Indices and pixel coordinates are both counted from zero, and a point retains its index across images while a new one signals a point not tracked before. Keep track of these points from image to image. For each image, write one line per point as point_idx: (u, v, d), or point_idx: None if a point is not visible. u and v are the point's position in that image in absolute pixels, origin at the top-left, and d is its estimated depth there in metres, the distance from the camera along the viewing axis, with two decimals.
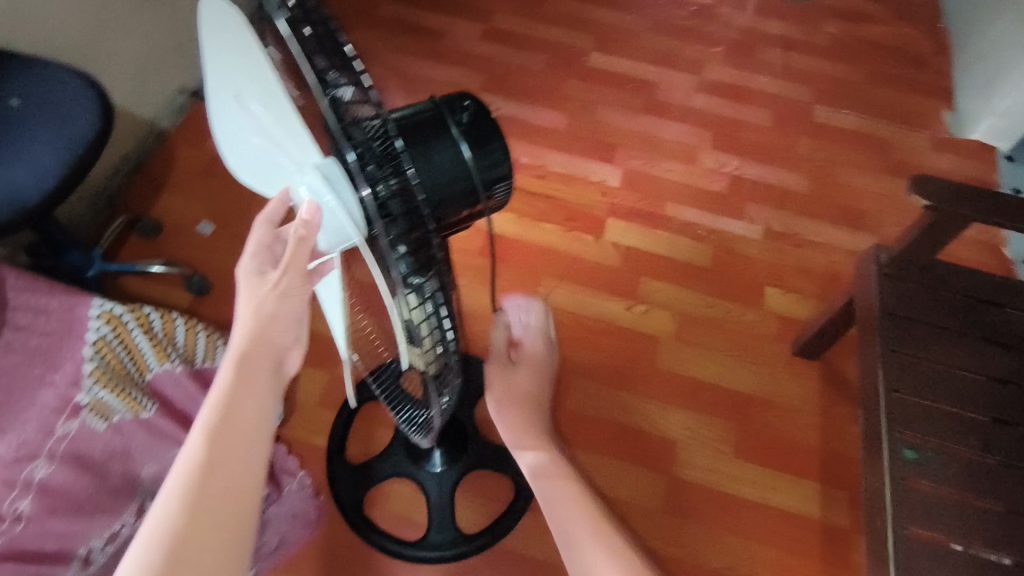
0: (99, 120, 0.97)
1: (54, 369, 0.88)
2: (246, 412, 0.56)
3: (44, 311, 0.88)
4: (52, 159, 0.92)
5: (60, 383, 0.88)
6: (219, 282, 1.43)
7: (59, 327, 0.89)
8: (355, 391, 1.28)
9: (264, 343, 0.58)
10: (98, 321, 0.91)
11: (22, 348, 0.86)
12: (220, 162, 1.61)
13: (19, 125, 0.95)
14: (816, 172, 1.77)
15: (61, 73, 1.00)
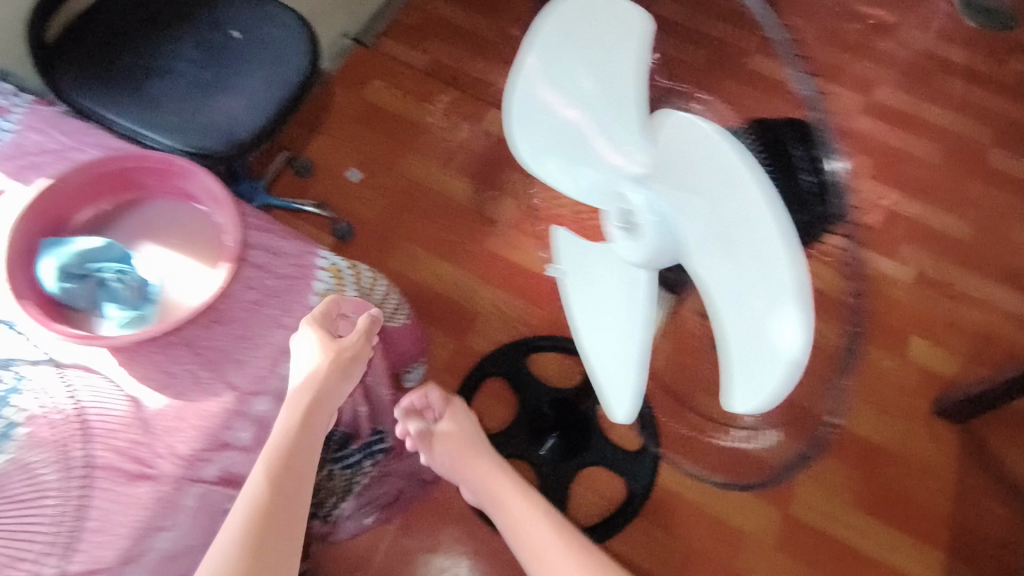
0: (309, 67, 0.97)
1: (286, 309, 0.66)
2: (303, 464, 0.58)
3: (279, 251, 0.69)
4: (264, 100, 0.93)
5: (293, 325, 0.66)
6: (361, 230, 1.46)
7: (291, 271, 0.68)
8: (480, 363, 1.30)
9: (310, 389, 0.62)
10: (326, 269, 0.70)
11: (262, 288, 0.65)
12: (374, 110, 1.62)
13: (236, 57, 0.96)
14: (983, 222, 1.64)
15: (279, 11, 0.99)
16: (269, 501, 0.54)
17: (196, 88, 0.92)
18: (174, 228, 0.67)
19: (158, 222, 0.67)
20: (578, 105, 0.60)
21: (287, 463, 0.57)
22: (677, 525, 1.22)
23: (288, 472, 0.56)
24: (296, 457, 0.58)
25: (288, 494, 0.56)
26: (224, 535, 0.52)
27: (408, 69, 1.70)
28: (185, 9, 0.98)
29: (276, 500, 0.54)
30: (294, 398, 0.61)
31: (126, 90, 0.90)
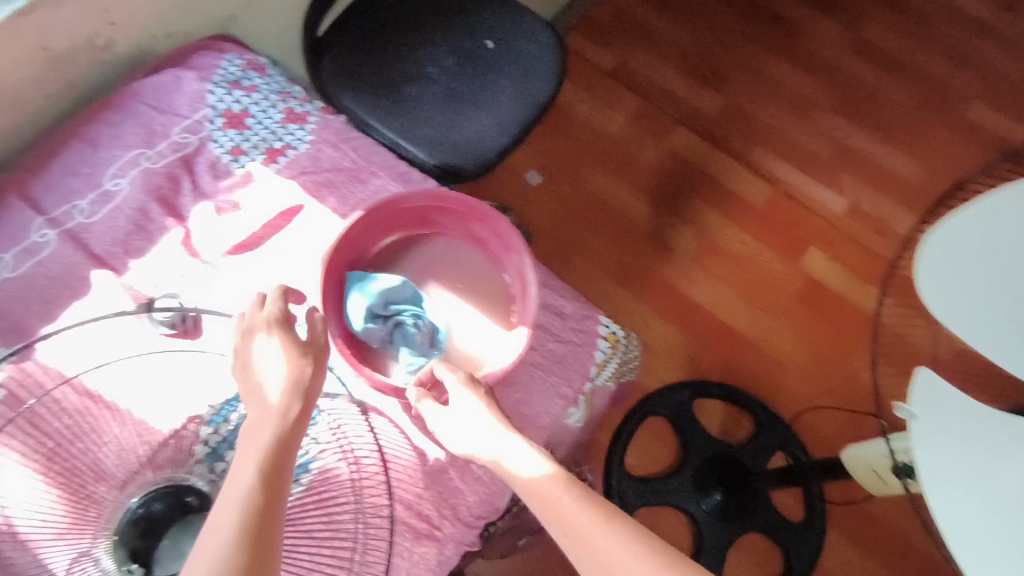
0: (556, 83, 0.92)
1: (568, 379, 0.63)
2: (266, 457, 0.43)
3: (560, 311, 0.66)
4: (512, 118, 0.89)
5: (571, 395, 0.63)
6: (536, 239, 1.41)
7: (573, 337, 0.65)
8: (645, 400, 1.25)
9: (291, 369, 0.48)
10: (605, 338, 0.66)
11: (551, 355, 0.63)
12: (559, 110, 1.55)
13: (488, 69, 0.91)
14: None
15: (534, 25, 0.94)
16: (259, 499, 0.40)
17: (449, 101, 0.88)
18: (466, 271, 0.65)
19: (452, 261, 0.65)
20: None
21: (274, 456, 0.43)
22: None
23: (275, 461, 0.43)
24: (280, 440, 0.44)
25: (281, 487, 0.42)
26: (201, 544, 0.38)
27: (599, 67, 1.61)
28: (442, 11, 0.94)
29: (263, 497, 0.40)
30: (258, 378, 0.48)
31: (384, 94, 0.87)
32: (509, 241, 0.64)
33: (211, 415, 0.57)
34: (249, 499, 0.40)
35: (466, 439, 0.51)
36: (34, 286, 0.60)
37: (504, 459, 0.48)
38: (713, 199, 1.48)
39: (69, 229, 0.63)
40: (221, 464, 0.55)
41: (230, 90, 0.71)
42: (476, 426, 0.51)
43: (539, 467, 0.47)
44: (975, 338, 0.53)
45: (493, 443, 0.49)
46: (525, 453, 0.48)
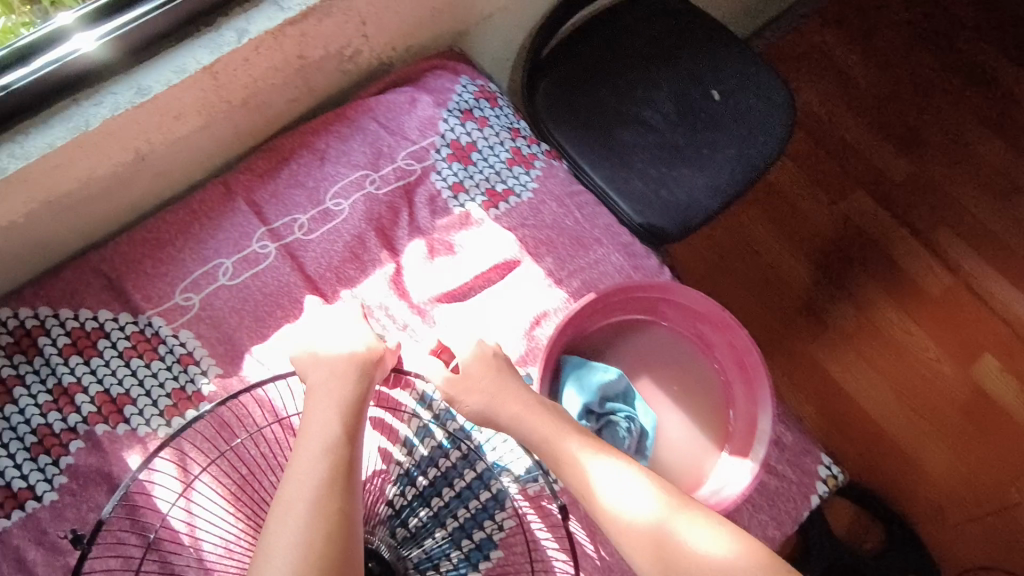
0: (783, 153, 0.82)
1: (777, 519, 0.57)
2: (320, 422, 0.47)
3: (779, 439, 0.59)
4: (729, 184, 0.79)
5: (778, 538, 0.57)
6: None
7: (790, 472, 0.58)
8: None
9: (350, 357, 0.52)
10: (823, 481, 0.59)
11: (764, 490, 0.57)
12: None
13: (710, 123, 0.83)
14: None
15: (770, 82, 0.84)
16: (336, 471, 0.44)
17: (663, 152, 0.81)
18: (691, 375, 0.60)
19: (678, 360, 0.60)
20: None
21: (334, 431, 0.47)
22: None
23: (344, 435, 0.47)
24: (345, 416, 0.48)
25: (352, 461, 0.45)
26: (283, 513, 0.42)
27: None
28: (670, 47, 0.86)
29: (336, 469, 0.44)
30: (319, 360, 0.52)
31: (596, 132, 0.81)
32: (746, 357, 0.58)
33: (399, 475, 0.57)
34: (324, 474, 0.44)
35: (614, 494, 0.45)
36: (249, 300, 0.59)
37: (643, 516, 0.43)
38: (884, 276, 1.28)
39: (288, 244, 0.61)
40: (404, 530, 0.55)
41: (461, 119, 0.67)
42: (621, 477, 0.45)
43: (643, 507, 0.44)
44: None
45: (639, 499, 0.44)
46: (649, 500, 0.44)
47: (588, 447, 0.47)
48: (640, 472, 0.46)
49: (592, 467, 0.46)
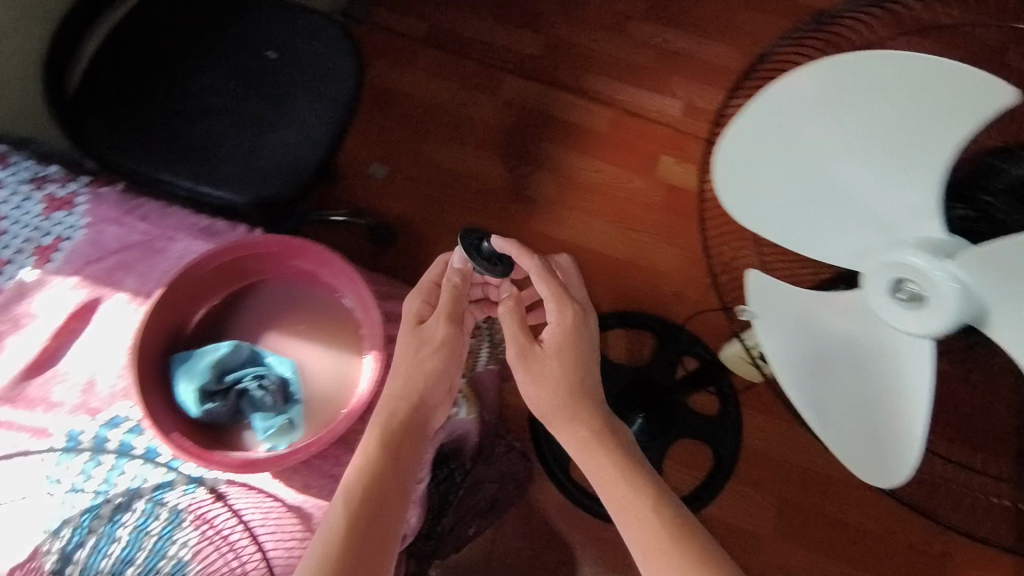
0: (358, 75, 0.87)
1: None
2: (405, 415, 0.67)
3: None
4: (319, 124, 0.84)
5: None
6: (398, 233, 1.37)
7: None
8: (552, 354, 1.27)
9: (429, 359, 0.69)
10: None
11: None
12: (386, 97, 1.51)
13: (278, 82, 0.86)
14: None
15: (314, 22, 0.88)
16: (388, 447, 0.65)
17: (244, 126, 0.84)
18: (592, 348, 0.72)
19: (581, 336, 0.71)
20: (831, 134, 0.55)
21: (395, 443, 0.65)
22: (770, 486, 1.23)
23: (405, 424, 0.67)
24: (410, 410, 0.67)
25: (397, 447, 0.65)
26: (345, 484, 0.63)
27: (407, 43, 1.57)
28: (212, 35, 0.88)
29: (388, 445, 0.65)
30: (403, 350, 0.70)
31: (176, 142, 0.83)
32: None
33: None
34: (378, 454, 0.64)
35: (607, 486, 0.65)
36: None
37: (623, 498, 0.63)
38: (552, 134, 1.47)
39: None
40: None
41: (31, 185, 0.87)
42: (610, 479, 0.65)
43: (619, 491, 0.64)
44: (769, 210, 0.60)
45: (614, 485, 0.64)
46: (623, 493, 0.64)
47: (591, 454, 0.67)
48: (626, 472, 0.65)
49: (604, 472, 0.66)
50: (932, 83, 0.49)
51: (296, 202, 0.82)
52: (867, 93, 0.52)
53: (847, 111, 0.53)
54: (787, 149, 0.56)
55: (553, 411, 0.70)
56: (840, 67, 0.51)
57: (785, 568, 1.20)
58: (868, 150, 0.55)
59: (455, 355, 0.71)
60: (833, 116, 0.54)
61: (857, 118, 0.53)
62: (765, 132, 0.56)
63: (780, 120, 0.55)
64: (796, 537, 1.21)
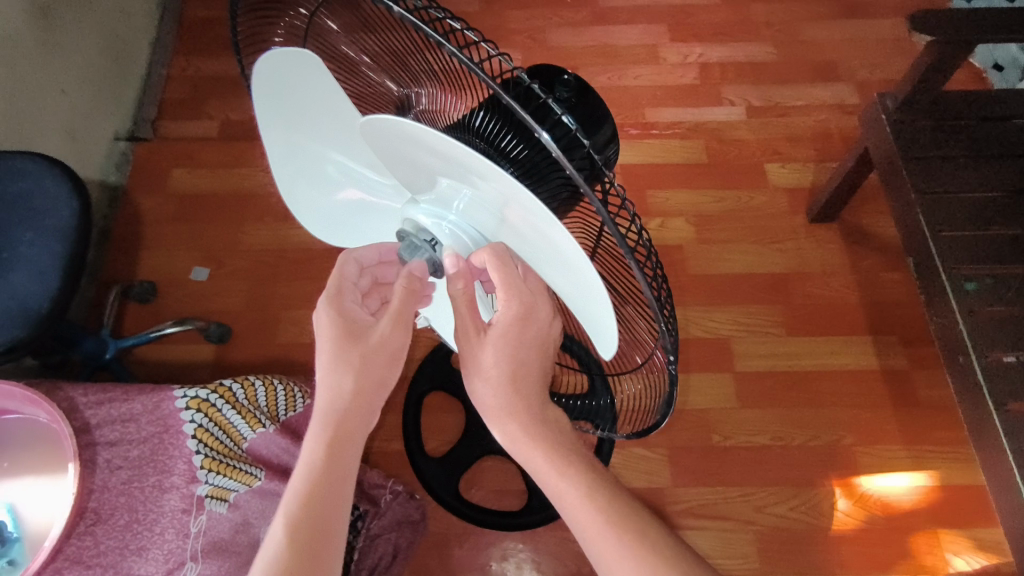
0: (76, 201, 0.96)
1: (165, 471, 0.65)
2: (350, 429, 0.55)
3: (131, 417, 0.66)
4: (46, 257, 0.92)
5: (179, 484, 0.65)
6: (235, 326, 1.36)
7: (152, 430, 0.66)
8: (412, 387, 1.25)
9: (373, 372, 0.56)
10: (189, 408, 0.67)
11: (123, 464, 0.64)
12: (187, 201, 1.48)
13: (10, 232, 0.94)
14: (779, 36, 1.66)
15: (46, 181, 0.96)
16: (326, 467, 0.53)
17: None
18: (537, 336, 0.58)
19: (535, 315, 0.56)
20: (330, 147, 0.57)
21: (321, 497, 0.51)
22: (657, 436, 1.26)
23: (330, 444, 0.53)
24: (350, 426, 0.55)
25: (333, 473, 0.53)
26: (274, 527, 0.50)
27: (201, 143, 1.54)
28: None
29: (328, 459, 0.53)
30: (527, 325, 0.56)
31: None
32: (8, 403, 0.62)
33: None
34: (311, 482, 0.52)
35: (564, 474, 0.56)
36: None
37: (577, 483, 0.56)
38: None
39: None
40: None
41: None
42: (560, 464, 0.56)
43: (575, 482, 0.56)
44: (350, 237, 0.69)
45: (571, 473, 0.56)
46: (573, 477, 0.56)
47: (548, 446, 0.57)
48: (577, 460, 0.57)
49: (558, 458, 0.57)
50: (297, 77, 0.47)
51: (45, 332, 0.90)
52: (291, 126, 0.54)
53: (302, 143, 0.56)
54: (322, 187, 0.62)
55: (511, 387, 0.57)
56: (264, 125, 0.54)
57: (696, 509, 1.21)
58: (342, 148, 0.57)
59: (51, 463, 0.63)
60: (309, 151, 0.58)
61: (311, 128, 0.54)
62: (310, 197, 0.63)
63: (292, 188, 0.62)
64: (697, 477, 1.24)
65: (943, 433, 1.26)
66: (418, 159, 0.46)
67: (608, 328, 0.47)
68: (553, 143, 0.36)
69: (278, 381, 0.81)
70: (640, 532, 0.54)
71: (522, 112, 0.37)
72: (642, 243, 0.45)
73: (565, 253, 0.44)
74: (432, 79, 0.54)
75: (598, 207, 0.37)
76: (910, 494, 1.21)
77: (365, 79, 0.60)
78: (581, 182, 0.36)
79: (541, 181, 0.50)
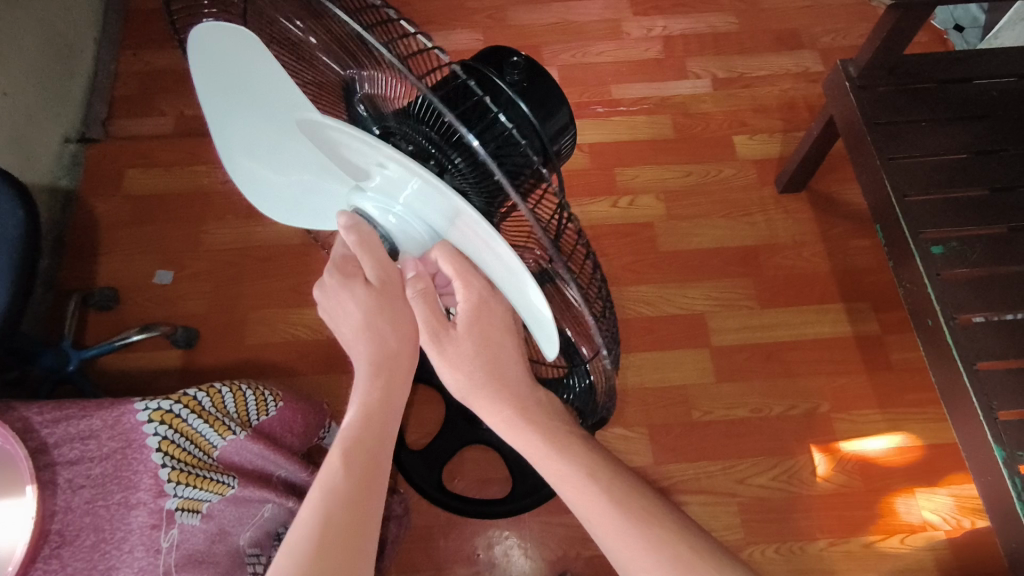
0: (21, 209, 0.91)
1: (130, 486, 0.63)
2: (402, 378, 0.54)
3: (90, 434, 0.64)
4: None
5: (146, 498, 0.63)
6: (200, 329, 1.32)
7: (115, 446, 0.65)
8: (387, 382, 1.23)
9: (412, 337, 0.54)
10: (152, 422, 0.65)
11: (85, 483, 0.62)
12: (144, 203, 1.42)
13: None
14: (741, 6, 1.64)
15: None
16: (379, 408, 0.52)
17: None
18: (505, 326, 0.56)
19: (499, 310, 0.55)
20: (273, 136, 0.55)
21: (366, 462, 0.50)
22: (638, 415, 1.27)
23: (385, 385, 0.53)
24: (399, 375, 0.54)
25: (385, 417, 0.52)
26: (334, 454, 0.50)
27: (155, 141, 1.48)
28: None
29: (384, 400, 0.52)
30: (490, 316, 0.55)
31: None
32: None
33: None
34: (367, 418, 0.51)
35: (563, 463, 0.56)
36: None
37: (575, 471, 0.56)
38: None
39: None
40: None
41: None
42: (555, 449, 0.57)
43: (573, 471, 0.56)
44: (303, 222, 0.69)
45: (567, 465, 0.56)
46: (571, 467, 0.56)
47: (541, 439, 0.57)
48: (571, 452, 0.57)
49: (555, 451, 0.57)
50: (235, 62, 0.45)
51: None
52: (233, 111, 0.53)
53: (244, 132, 0.55)
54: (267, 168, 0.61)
55: (488, 375, 0.57)
56: (202, 95, 0.53)
57: (680, 485, 1.22)
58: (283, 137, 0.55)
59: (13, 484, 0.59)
60: (254, 140, 0.56)
61: (251, 116, 0.53)
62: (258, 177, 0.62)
63: (232, 157, 0.61)
64: (679, 453, 1.24)
65: (914, 394, 1.29)
66: (355, 154, 0.47)
67: (544, 319, 0.48)
68: (479, 147, 0.40)
69: (247, 385, 0.79)
70: (646, 512, 0.54)
71: (448, 113, 0.39)
72: (576, 238, 0.47)
73: (500, 253, 0.44)
74: (380, 66, 0.51)
75: (528, 215, 0.40)
76: (883, 455, 1.24)
77: (313, 60, 0.57)
78: (503, 181, 0.39)
79: (484, 178, 0.48)
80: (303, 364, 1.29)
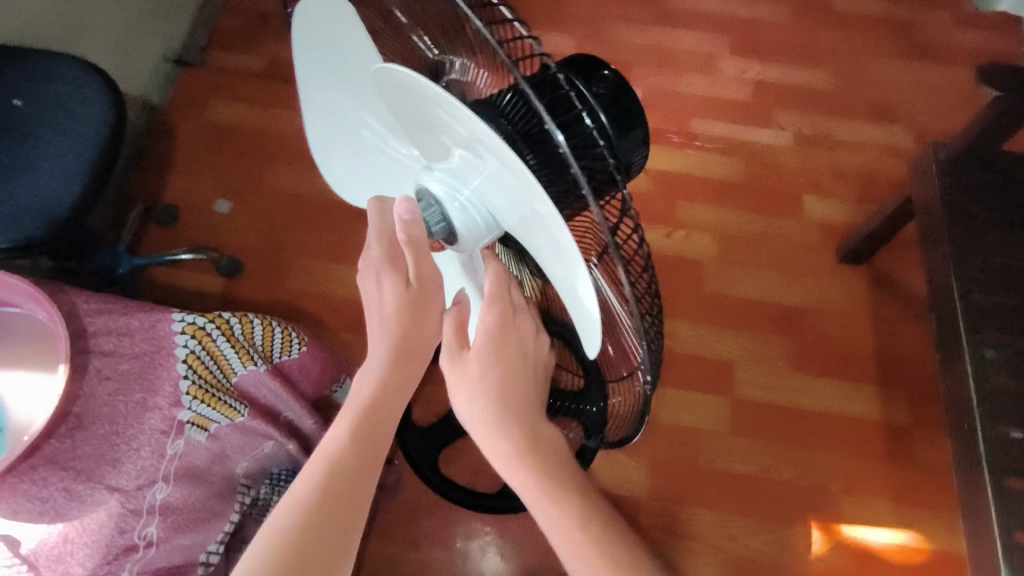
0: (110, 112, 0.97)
1: (151, 390, 0.67)
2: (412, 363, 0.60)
3: (126, 331, 0.68)
4: (74, 162, 0.93)
5: (162, 404, 0.67)
6: (245, 263, 1.36)
7: (145, 348, 0.68)
8: None
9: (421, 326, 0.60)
10: (185, 335, 0.69)
11: (111, 375, 0.65)
12: (221, 133, 1.48)
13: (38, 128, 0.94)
14: (843, 67, 1.61)
15: (86, 88, 0.97)
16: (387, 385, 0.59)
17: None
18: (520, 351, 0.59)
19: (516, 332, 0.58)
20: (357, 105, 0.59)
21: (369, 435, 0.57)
22: (644, 447, 1.25)
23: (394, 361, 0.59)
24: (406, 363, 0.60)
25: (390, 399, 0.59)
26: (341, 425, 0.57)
27: (246, 78, 1.54)
28: None
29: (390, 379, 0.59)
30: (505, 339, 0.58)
31: None
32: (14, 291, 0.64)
33: None
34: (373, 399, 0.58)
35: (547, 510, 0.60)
36: None
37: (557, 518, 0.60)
38: None
39: None
40: None
41: None
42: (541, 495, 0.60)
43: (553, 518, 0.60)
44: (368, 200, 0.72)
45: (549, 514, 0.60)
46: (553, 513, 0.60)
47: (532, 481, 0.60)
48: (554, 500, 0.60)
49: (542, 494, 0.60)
50: (332, 24, 0.50)
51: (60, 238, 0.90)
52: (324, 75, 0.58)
53: (333, 99, 0.60)
54: (345, 145, 0.65)
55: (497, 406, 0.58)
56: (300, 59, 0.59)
57: (669, 527, 1.21)
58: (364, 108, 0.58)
59: (47, 361, 0.64)
60: (338, 107, 0.61)
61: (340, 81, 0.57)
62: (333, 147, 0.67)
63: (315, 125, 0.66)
64: (675, 495, 1.23)
65: (931, 496, 1.24)
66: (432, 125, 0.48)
67: (588, 316, 0.48)
68: (564, 142, 0.39)
69: (276, 322, 0.82)
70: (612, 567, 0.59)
71: (539, 103, 0.39)
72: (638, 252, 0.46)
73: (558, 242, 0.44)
74: (470, 54, 0.54)
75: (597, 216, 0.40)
76: (886, 548, 1.20)
77: (406, 40, 0.60)
78: (581, 179, 0.38)
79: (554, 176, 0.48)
80: (333, 319, 1.32)
